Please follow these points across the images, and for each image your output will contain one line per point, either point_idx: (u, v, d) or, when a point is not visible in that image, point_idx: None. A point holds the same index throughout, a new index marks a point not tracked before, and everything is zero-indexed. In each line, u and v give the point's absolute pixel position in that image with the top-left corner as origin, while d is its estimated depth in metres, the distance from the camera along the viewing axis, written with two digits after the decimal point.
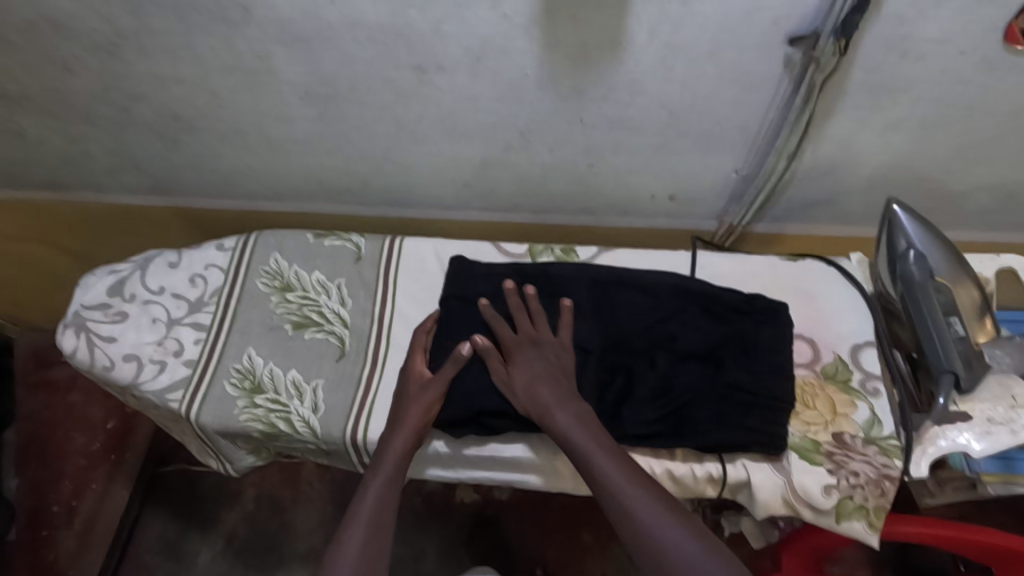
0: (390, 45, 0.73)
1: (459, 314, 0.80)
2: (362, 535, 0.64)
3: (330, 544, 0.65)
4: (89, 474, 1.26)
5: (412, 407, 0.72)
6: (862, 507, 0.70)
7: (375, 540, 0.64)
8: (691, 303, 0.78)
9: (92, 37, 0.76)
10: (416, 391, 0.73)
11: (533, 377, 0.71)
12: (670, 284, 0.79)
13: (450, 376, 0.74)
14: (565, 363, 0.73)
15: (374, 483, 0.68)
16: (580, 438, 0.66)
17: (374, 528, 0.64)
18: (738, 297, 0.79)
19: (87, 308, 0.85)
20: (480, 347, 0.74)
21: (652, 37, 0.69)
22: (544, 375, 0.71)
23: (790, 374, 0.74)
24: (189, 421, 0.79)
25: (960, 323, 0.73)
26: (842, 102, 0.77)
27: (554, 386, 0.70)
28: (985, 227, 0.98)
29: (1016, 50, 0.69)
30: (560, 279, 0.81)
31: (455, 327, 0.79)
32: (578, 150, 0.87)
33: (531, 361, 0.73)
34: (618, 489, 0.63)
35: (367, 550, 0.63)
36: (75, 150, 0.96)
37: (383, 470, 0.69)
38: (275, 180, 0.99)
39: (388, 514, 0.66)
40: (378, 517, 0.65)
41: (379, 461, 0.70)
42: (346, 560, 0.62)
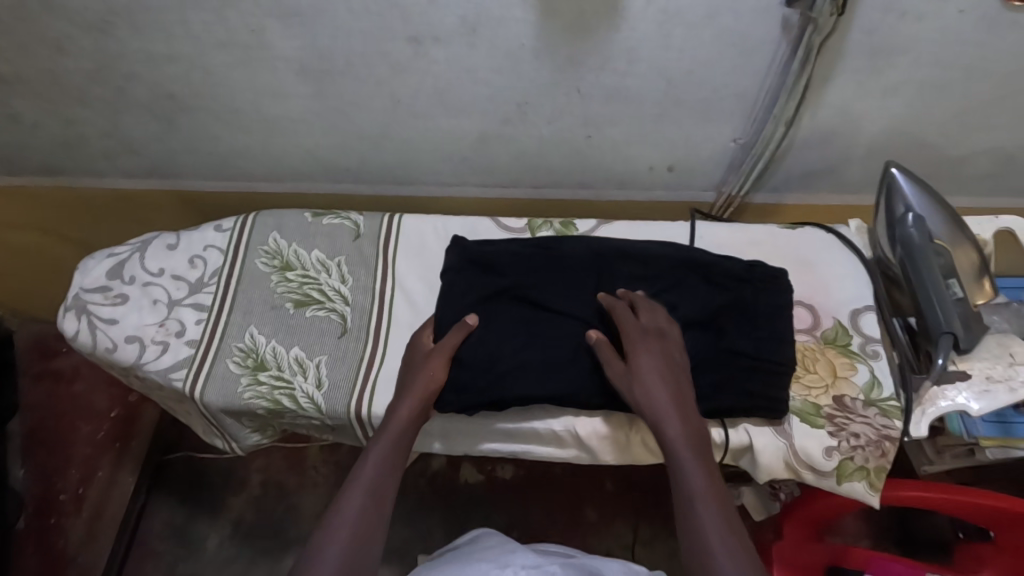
0: (384, 16, 0.73)
1: (457, 286, 0.79)
2: (360, 501, 0.65)
3: (327, 512, 0.65)
4: (96, 462, 1.28)
5: (417, 379, 0.72)
6: (863, 468, 0.71)
7: (372, 506, 0.65)
8: (690, 273, 0.78)
9: (84, 14, 0.75)
10: (422, 359, 0.74)
11: (658, 374, 0.69)
12: (667, 256, 0.79)
13: (452, 345, 0.74)
14: (681, 372, 0.70)
15: (378, 448, 0.69)
16: (681, 452, 0.65)
17: (371, 498, 0.65)
18: (740, 266, 0.79)
19: (87, 291, 0.85)
20: (595, 341, 0.73)
21: (648, 2, 0.69)
22: (661, 377, 0.69)
23: (790, 339, 0.75)
24: (193, 399, 0.79)
25: (959, 284, 0.73)
26: (840, 66, 0.76)
27: (673, 387, 0.69)
28: (983, 192, 0.98)
29: (1013, 8, 0.69)
30: (562, 250, 0.81)
31: (456, 299, 0.78)
32: (576, 121, 0.87)
33: (655, 357, 0.70)
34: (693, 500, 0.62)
35: (365, 516, 0.64)
36: (69, 133, 0.95)
37: (389, 432, 0.70)
38: (272, 160, 0.98)
39: (386, 483, 0.67)
40: (376, 486, 0.67)
41: (385, 427, 0.71)
42: (343, 523, 0.63)
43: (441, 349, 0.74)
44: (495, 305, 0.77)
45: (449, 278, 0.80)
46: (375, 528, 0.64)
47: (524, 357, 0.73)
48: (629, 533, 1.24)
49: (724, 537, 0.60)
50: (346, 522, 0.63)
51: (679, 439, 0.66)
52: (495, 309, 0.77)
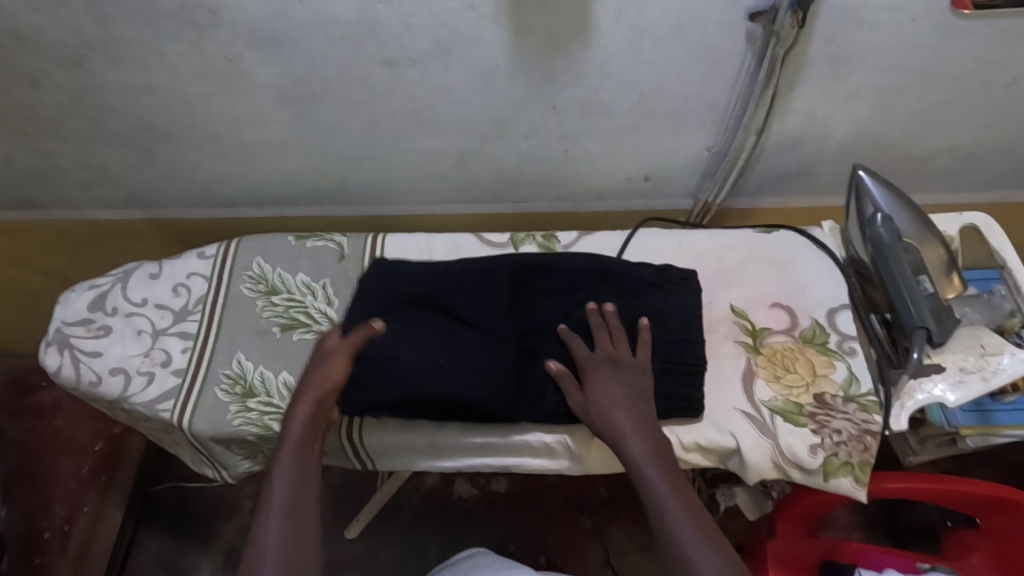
0: (361, 41, 0.74)
1: (374, 296, 0.79)
2: (278, 523, 0.60)
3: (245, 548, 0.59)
4: (81, 496, 1.21)
5: (313, 380, 0.70)
6: (847, 463, 0.72)
7: (294, 522, 0.60)
8: (605, 282, 0.80)
9: (59, 49, 0.76)
10: (318, 360, 0.72)
11: (614, 399, 0.68)
12: (581, 264, 0.81)
13: (358, 342, 0.72)
14: (642, 389, 0.70)
15: (284, 462, 0.64)
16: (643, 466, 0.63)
17: (290, 516, 0.60)
18: (652, 272, 0.81)
19: (69, 324, 0.85)
20: (556, 373, 0.72)
21: (618, 20, 0.71)
22: (620, 400, 0.68)
23: (699, 339, 0.76)
24: (182, 430, 0.79)
25: (929, 281, 0.75)
26: (803, 75, 0.79)
27: (631, 407, 0.67)
28: (949, 189, 1.01)
29: (963, 15, 0.72)
30: (481, 263, 0.81)
31: (366, 307, 0.78)
32: (552, 137, 0.88)
33: (610, 382, 0.69)
34: (660, 505, 0.61)
35: (288, 537, 0.59)
36: (46, 167, 0.95)
37: (291, 441, 0.66)
38: (253, 185, 0.98)
39: (304, 495, 0.62)
40: (293, 502, 0.62)
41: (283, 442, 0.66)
42: (265, 551, 0.58)
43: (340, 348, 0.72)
44: (412, 312, 0.77)
45: (369, 288, 0.80)
46: (305, 544, 0.59)
47: (434, 363, 0.73)
48: (626, 539, 1.24)
49: (693, 540, 0.58)
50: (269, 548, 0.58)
51: (642, 449, 0.64)
52: (411, 315, 0.77)
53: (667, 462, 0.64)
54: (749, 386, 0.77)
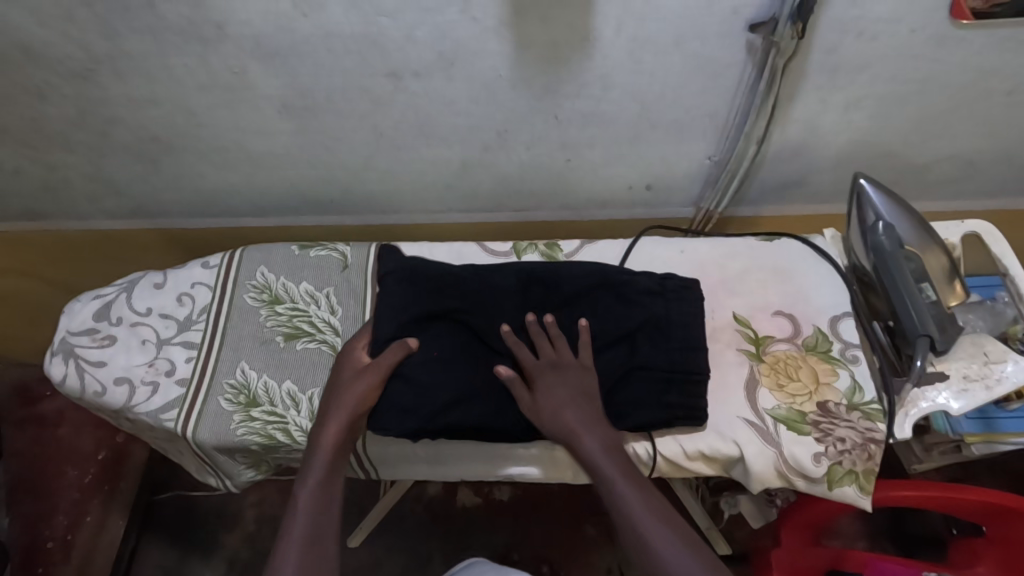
0: (364, 53, 0.75)
1: (396, 307, 0.77)
2: (299, 552, 0.62)
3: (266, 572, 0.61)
4: (85, 506, 1.21)
5: (346, 400, 0.72)
6: (852, 471, 0.72)
7: (313, 549, 0.62)
8: (608, 291, 0.79)
9: (66, 63, 0.77)
10: (349, 379, 0.74)
11: (563, 405, 0.71)
12: (585, 273, 0.80)
13: (389, 364, 0.73)
14: (590, 388, 0.73)
15: (305, 487, 0.67)
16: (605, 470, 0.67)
17: (309, 545, 0.62)
18: (653, 279, 0.81)
19: (74, 334, 0.85)
20: (507, 378, 0.72)
21: (618, 31, 0.72)
22: (569, 405, 0.71)
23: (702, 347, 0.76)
24: (186, 439, 0.79)
25: (931, 288, 0.75)
26: (804, 85, 0.80)
27: (579, 411, 0.71)
28: (950, 196, 1.01)
29: (962, 25, 0.73)
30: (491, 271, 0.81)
31: (389, 321, 0.77)
32: (554, 146, 0.89)
33: (555, 386, 0.72)
34: (625, 501, 0.66)
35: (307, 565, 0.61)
36: (52, 178, 0.95)
37: (316, 467, 0.68)
38: (256, 195, 0.99)
39: (323, 520, 0.65)
40: (313, 530, 0.64)
41: (307, 467, 0.68)
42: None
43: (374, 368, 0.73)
44: (439, 328, 0.76)
45: (392, 294, 0.78)
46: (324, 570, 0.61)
47: (466, 383, 0.73)
48: (630, 547, 1.24)
49: (657, 533, 0.63)
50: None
51: (597, 446, 0.69)
52: (439, 332, 0.76)
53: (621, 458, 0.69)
54: (751, 394, 0.77)
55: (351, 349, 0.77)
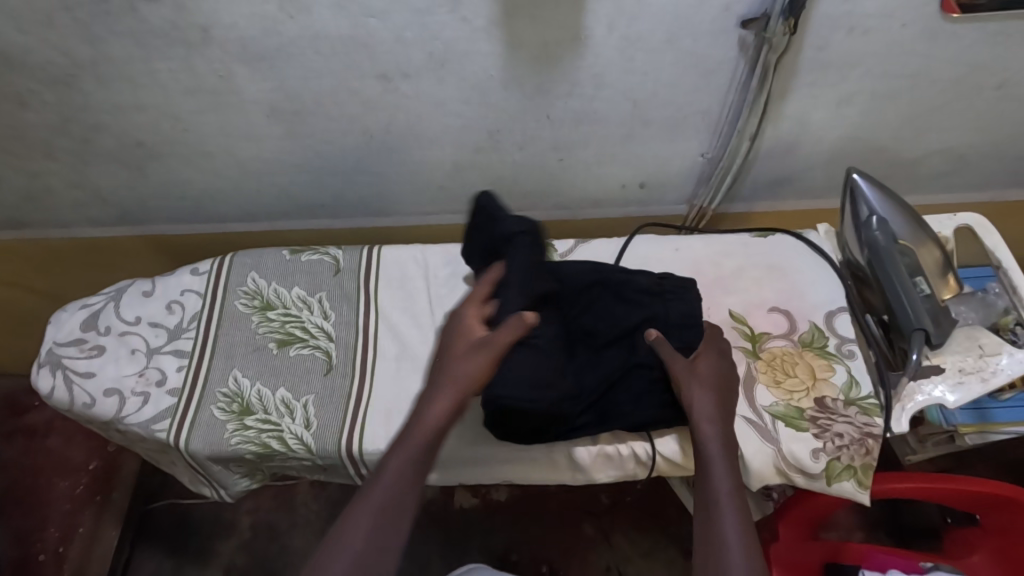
0: (353, 56, 0.74)
1: (521, 279, 0.70)
2: (370, 522, 0.60)
3: (329, 537, 0.60)
4: (76, 518, 1.21)
5: (463, 369, 0.67)
6: (850, 467, 0.72)
7: (382, 524, 0.60)
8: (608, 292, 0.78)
9: (48, 69, 0.75)
10: (462, 350, 0.68)
11: (708, 385, 0.70)
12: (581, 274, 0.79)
13: (507, 341, 0.66)
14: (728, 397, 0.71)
15: (398, 455, 0.65)
16: (712, 448, 0.66)
17: (380, 517, 0.60)
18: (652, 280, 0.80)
19: (61, 345, 0.83)
20: (658, 346, 0.72)
21: (610, 30, 0.71)
22: (712, 387, 0.70)
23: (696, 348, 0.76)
24: (179, 449, 0.78)
25: (925, 282, 0.76)
26: (797, 81, 0.80)
27: (720, 396, 0.70)
28: (941, 190, 1.02)
29: (952, 20, 0.73)
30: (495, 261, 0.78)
31: (513, 295, 0.69)
32: (547, 146, 0.88)
33: (713, 368, 0.72)
34: (720, 501, 0.63)
35: (371, 540, 0.59)
36: (35, 186, 0.93)
37: (411, 440, 0.65)
38: (246, 200, 0.98)
39: (401, 497, 0.62)
40: (389, 502, 0.61)
41: (405, 437, 0.66)
42: (345, 546, 0.59)
43: (489, 344, 0.66)
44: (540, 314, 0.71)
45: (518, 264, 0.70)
46: (385, 548, 0.59)
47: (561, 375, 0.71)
48: (629, 545, 1.23)
49: (738, 534, 0.60)
50: (349, 544, 0.59)
51: (715, 442, 0.66)
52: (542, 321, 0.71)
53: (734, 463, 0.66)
54: (749, 392, 0.77)
55: (466, 314, 0.71)
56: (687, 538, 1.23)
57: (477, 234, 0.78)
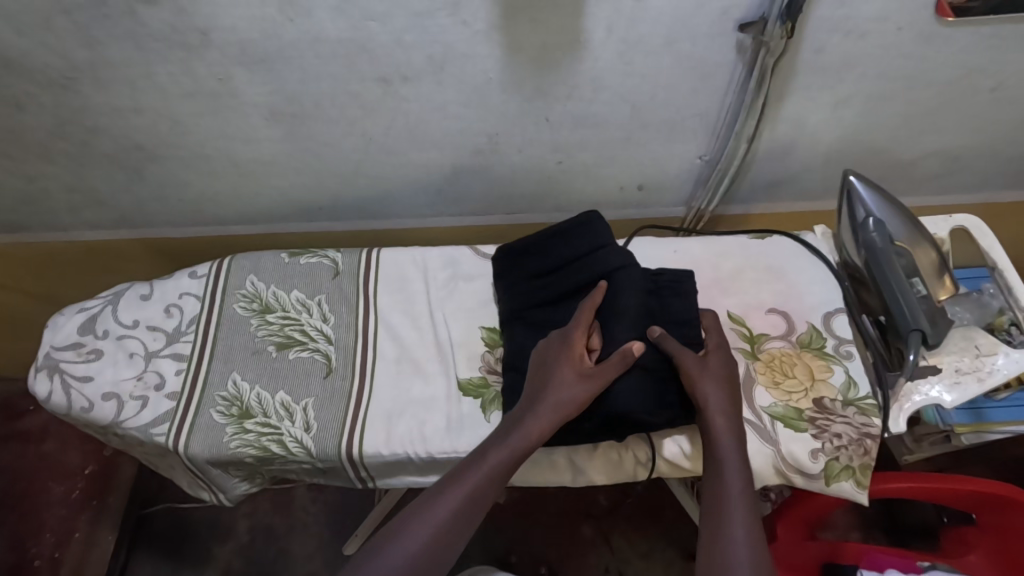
0: (352, 59, 0.74)
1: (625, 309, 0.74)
2: (456, 500, 0.64)
3: (415, 503, 0.65)
4: (74, 522, 1.20)
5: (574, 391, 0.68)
6: (848, 467, 0.72)
7: (467, 506, 0.64)
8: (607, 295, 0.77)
9: (45, 71, 0.75)
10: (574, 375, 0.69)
11: (716, 380, 0.70)
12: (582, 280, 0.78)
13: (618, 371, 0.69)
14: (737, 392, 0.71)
15: (501, 447, 0.67)
16: (725, 443, 0.67)
17: (467, 499, 0.64)
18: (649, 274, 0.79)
19: (59, 349, 0.83)
20: (660, 341, 0.72)
21: (609, 33, 0.72)
22: (720, 384, 0.70)
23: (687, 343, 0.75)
24: (178, 453, 0.77)
25: (921, 283, 0.76)
26: (794, 83, 0.80)
27: (728, 391, 0.70)
28: (936, 191, 1.03)
29: (947, 24, 0.74)
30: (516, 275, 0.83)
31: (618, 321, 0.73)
32: (546, 149, 0.88)
33: (719, 365, 0.72)
34: (730, 497, 0.64)
35: (456, 517, 0.64)
36: (32, 189, 0.93)
37: (516, 438, 0.67)
38: (244, 203, 0.97)
39: (489, 487, 0.65)
40: (478, 487, 0.65)
41: (512, 430, 0.68)
42: (428, 517, 0.63)
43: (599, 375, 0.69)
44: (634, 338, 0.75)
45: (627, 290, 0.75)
46: (462, 527, 0.64)
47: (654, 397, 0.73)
48: (627, 546, 1.24)
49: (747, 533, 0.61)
50: (432, 515, 0.63)
51: (726, 439, 0.67)
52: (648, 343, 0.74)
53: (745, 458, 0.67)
54: (748, 392, 0.77)
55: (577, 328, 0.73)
56: (685, 539, 1.24)
57: (556, 251, 0.82)
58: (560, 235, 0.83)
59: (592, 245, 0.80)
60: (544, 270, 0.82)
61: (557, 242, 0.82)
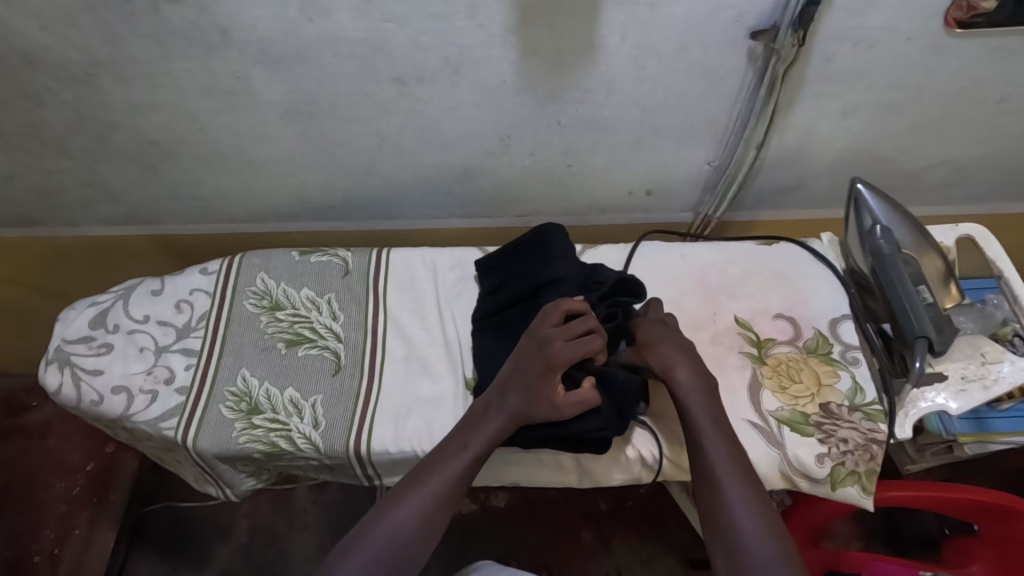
0: (369, 59, 0.75)
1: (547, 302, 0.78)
2: (423, 495, 0.64)
3: (389, 497, 0.65)
4: (72, 518, 1.17)
5: (536, 404, 0.68)
6: (854, 472, 0.73)
7: (438, 497, 0.64)
8: (533, 308, 0.79)
9: (66, 67, 0.76)
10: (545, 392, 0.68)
11: (665, 342, 0.73)
12: (516, 293, 0.81)
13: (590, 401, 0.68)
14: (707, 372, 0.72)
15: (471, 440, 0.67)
16: (691, 397, 0.68)
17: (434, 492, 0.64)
18: (582, 279, 0.79)
19: (70, 342, 0.83)
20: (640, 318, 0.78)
21: (623, 39, 0.73)
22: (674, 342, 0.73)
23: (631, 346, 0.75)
24: (186, 448, 0.78)
25: (928, 290, 0.77)
26: (804, 91, 0.81)
27: (683, 351, 0.72)
28: (941, 201, 1.04)
29: (954, 36, 0.75)
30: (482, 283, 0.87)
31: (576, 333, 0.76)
32: (557, 152, 0.89)
33: (663, 332, 0.74)
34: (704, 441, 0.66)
35: (425, 510, 0.63)
36: (47, 184, 0.94)
37: (479, 432, 0.68)
38: (256, 201, 0.98)
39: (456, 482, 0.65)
40: (446, 481, 0.65)
41: (476, 426, 0.69)
42: (402, 509, 0.63)
43: (569, 402, 0.68)
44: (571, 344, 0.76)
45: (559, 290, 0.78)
46: (434, 520, 0.63)
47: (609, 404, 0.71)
48: (627, 552, 1.23)
49: (727, 473, 0.64)
50: (405, 509, 0.63)
51: (692, 389, 0.69)
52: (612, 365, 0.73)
53: (732, 442, 0.66)
54: (756, 395, 0.78)
55: (576, 346, 0.70)
56: (686, 547, 1.23)
57: (506, 263, 0.86)
58: (533, 242, 0.84)
59: (540, 257, 0.82)
60: (500, 282, 0.84)
61: (521, 253, 0.84)
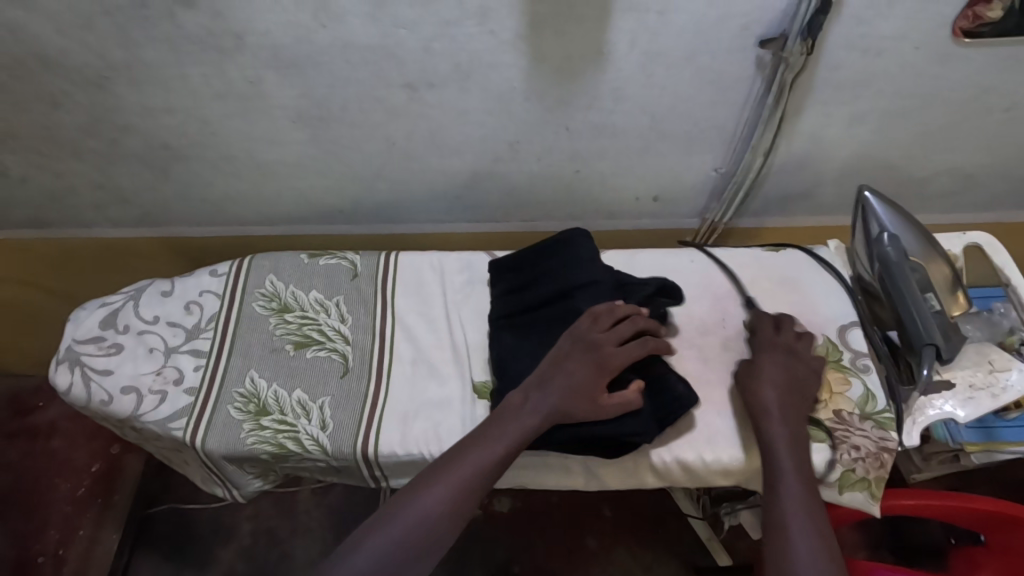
0: (381, 64, 0.76)
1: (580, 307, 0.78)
2: (448, 485, 0.64)
3: (417, 483, 0.65)
4: (76, 520, 1.18)
5: (575, 405, 0.68)
6: (864, 479, 0.73)
7: (465, 491, 0.64)
8: (566, 310, 0.79)
9: (82, 70, 0.77)
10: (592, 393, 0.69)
11: (775, 378, 0.73)
12: (546, 295, 0.81)
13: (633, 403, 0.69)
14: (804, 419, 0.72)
15: (503, 435, 0.67)
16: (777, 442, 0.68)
17: (459, 485, 0.64)
18: (615, 283, 0.81)
19: (81, 342, 0.84)
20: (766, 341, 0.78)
21: (632, 46, 0.74)
22: (785, 380, 0.73)
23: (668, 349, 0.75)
24: (194, 448, 0.78)
25: (935, 298, 0.76)
26: (812, 98, 0.82)
27: (789, 390, 0.72)
28: (949, 209, 1.04)
29: (961, 44, 0.75)
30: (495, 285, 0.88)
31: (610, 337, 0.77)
32: (566, 157, 0.90)
33: (779, 365, 0.74)
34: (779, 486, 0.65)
35: (450, 502, 0.63)
36: (59, 186, 0.95)
37: (517, 428, 0.67)
38: (266, 204, 0.99)
39: (484, 475, 0.65)
40: (473, 473, 0.65)
41: (512, 419, 0.68)
42: (429, 497, 0.63)
43: (615, 404, 0.69)
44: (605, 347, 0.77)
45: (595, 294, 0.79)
46: (457, 513, 0.63)
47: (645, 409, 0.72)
48: (631, 558, 1.23)
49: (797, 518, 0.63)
50: (431, 498, 0.63)
51: (779, 434, 0.69)
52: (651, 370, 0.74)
53: (811, 492, 0.65)
54: None
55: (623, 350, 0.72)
56: (690, 553, 1.23)
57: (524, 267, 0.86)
58: (551, 247, 0.85)
59: (564, 262, 0.83)
60: (521, 284, 0.85)
61: (536, 258, 0.85)
